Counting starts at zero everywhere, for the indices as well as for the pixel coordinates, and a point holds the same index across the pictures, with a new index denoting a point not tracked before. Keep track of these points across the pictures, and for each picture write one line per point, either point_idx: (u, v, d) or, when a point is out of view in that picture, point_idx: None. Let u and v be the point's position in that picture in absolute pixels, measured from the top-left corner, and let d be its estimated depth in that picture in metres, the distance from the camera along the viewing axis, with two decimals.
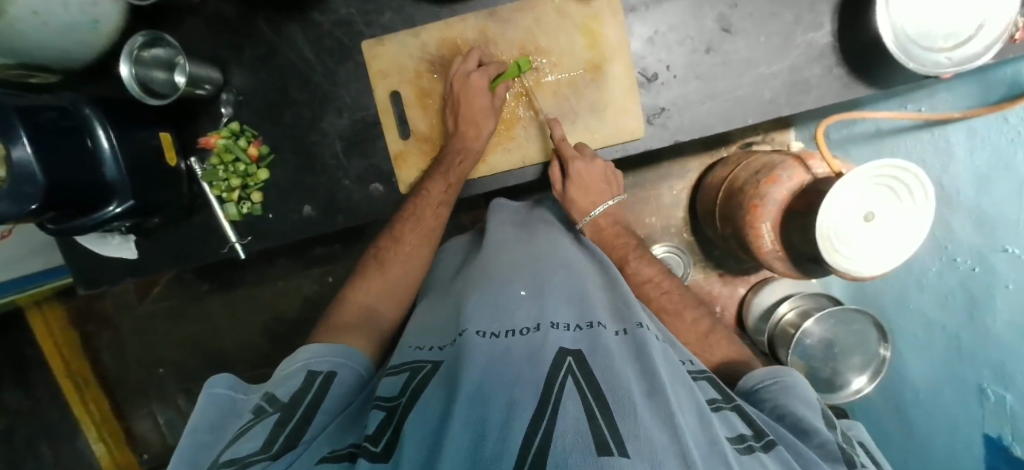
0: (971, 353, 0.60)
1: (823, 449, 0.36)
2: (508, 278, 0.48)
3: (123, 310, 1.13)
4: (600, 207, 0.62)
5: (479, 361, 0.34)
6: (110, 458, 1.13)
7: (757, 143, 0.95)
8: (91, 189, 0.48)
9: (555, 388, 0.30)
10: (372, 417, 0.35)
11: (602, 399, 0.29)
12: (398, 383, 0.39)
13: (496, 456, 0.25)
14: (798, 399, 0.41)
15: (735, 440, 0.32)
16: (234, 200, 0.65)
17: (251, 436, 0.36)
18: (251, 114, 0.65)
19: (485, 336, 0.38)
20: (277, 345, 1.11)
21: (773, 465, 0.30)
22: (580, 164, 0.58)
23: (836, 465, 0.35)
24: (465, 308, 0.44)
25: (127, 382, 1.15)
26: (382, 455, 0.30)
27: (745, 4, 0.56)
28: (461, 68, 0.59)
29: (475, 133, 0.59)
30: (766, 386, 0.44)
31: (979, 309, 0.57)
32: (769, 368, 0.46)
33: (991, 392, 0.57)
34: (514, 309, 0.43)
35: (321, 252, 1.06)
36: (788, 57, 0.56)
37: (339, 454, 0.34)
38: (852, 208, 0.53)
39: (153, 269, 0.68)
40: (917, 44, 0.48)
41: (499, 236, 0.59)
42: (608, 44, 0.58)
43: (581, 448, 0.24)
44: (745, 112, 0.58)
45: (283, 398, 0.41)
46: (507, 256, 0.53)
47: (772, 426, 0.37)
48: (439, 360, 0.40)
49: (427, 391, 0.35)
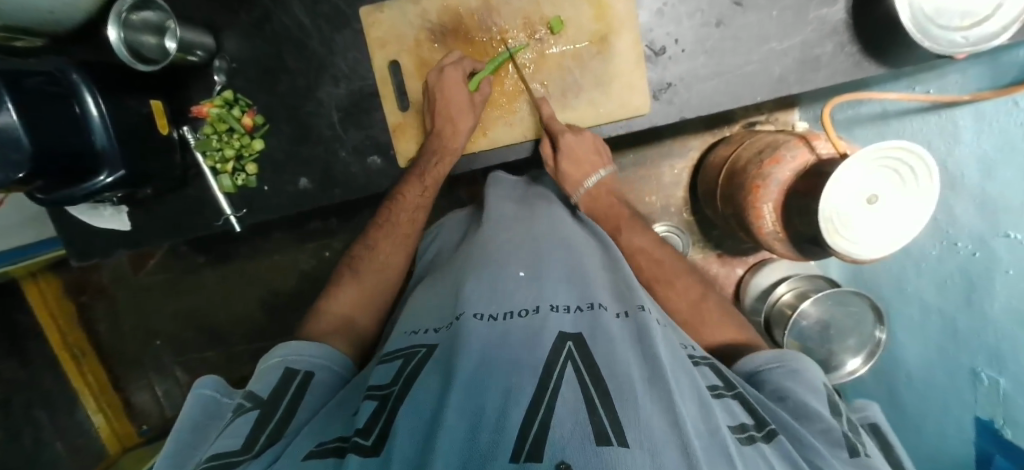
0: (965, 338, 0.61)
1: (828, 433, 0.37)
2: (506, 258, 0.48)
3: (120, 281, 1.13)
4: (591, 179, 0.61)
5: (477, 346, 0.34)
6: (110, 429, 1.14)
7: (761, 123, 0.94)
8: (79, 156, 0.47)
9: (555, 375, 0.31)
10: (365, 407, 0.35)
11: (602, 385, 0.30)
12: (391, 370, 0.39)
13: (494, 443, 0.25)
14: (801, 382, 0.42)
15: (737, 430, 0.32)
16: (228, 171, 0.63)
17: (230, 434, 0.37)
18: (246, 83, 0.63)
19: (483, 320, 0.38)
20: (273, 319, 1.12)
21: (774, 458, 0.30)
22: (570, 137, 0.57)
23: (840, 449, 0.36)
24: (463, 289, 0.44)
25: (125, 354, 1.16)
26: (372, 448, 0.30)
27: None
28: (439, 70, 0.58)
29: (451, 131, 0.58)
30: (769, 368, 0.45)
31: (976, 296, 0.58)
32: (774, 352, 0.46)
33: (985, 376, 0.58)
34: (512, 290, 0.43)
35: (317, 226, 1.05)
36: (799, 32, 0.55)
37: (326, 448, 0.33)
38: (854, 191, 0.53)
39: (146, 241, 0.67)
40: (934, 23, 0.46)
41: (496, 213, 0.59)
42: (615, 16, 0.57)
43: (580, 438, 0.25)
44: (753, 90, 0.57)
45: (265, 395, 0.42)
46: (506, 235, 0.53)
47: (774, 415, 0.37)
48: (433, 345, 0.40)
49: (421, 377, 0.35)
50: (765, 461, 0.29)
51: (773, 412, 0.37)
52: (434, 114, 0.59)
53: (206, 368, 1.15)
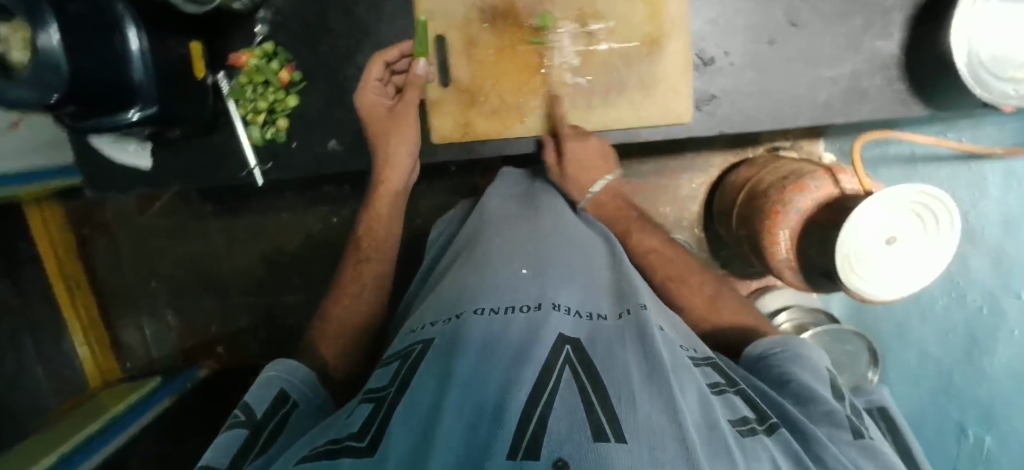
0: (959, 392, 0.68)
1: (828, 417, 0.37)
2: (508, 258, 0.48)
3: (124, 220, 1.13)
4: (599, 184, 0.60)
5: (473, 350, 0.34)
6: (93, 362, 1.14)
7: (785, 149, 0.94)
8: (114, 88, 0.46)
9: (553, 375, 0.31)
10: (360, 411, 0.34)
11: (599, 384, 0.30)
12: (389, 373, 0.39)
13: (490, 439, 0.25)
14: (806, 366, 0.42)
15: (738, 422, 0.32)
16: (258, 123, 0.63)
17: (220, 448, 0.37)
18: (287, 37, 0.62)
19: (483, 315, 0.39)
20: (272, 278, 1.12)
21: (774, 447, 0.31)
22: (574, 141, 0.58)
23: (840, 432, 0.36)
24: (465, 290, 0.44)
25: (121, 291, 1.16)
26: (367, 450, 0.29)
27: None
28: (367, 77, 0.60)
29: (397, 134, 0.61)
30: (773, 353, 0.45)
31: (977, 351, 0.66)
32: (776, 338, 0.47)
33: (970, 432, 0.67)
34: (514, 289, 0.42)
35: (329, 191, 1.05)
36: (849, 62, 0.55)
37: (317, 452, 0.31)
38: (876, 233, 0.53)
39: (165, 181, 0.66)
40: (989, 71, 0.45)
41: (495, 212, 0.59)
42: (669, 18, 0.56)
43: (577, 436, 0.25)
44: (797, 113, 0.57)
45: (258, 411, 0.41)
46: (508, 234, 0.52)
47: (776, 405, 0.37)
48: (429, 340, 0.39)
49: (419, 376, 0.34)
50: (767, 454, 0.29)
51: (775, 403, 0.38)
52: (392, 115, 0.61)
53: (200, 317, 1.16)
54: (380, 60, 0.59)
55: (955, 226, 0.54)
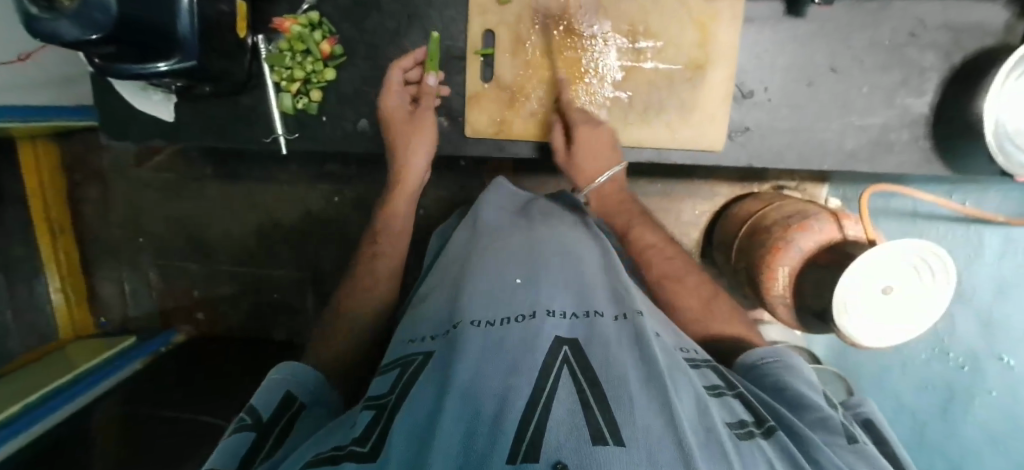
0: (931, 445, 0.73)
1: (822, 422, 0.37)
2: (504, 265, 0.47)
3: (118, 170, 1.10)
4: (606, 174, 0.60)
5: (472, 357, 0.34)
6: (67, 312, 1.10)
7: (789, 189, 0.96)
8: (155, 36, 0.45)
9: (551, 377, 0.31)
10: (361, 418, 0.34)
11: (598, 387, 0.30)
12: (388, 381, 0.38)
13: (488, 448, 0.25)
14: (798, 376, 0.43)
15: (736, 425, 0.32)
16: (291, 91, 0.62)
17: (226, 448, 0.36)
18: (333, 9, 0.61)
19: (479, 327, 0.38)
20: (264, 249, 1.10)
21: (771, 450, 0.31)
22: (584, 128, 0.58)
23: (834, 437, 0.35)
24: (459, 300, 0.43)
25: (105, 241, 1.14)
26: (370, 454, 0.29)
27: (859, 49, 0.56)
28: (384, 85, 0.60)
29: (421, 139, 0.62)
30: (765, 363, 0.45)
31: (953, 408, 0.70)
32: (768, 348, 0.48)
33: None
34: (511, 297, 0.42)
35: (333, 169, 1.04)
36: (881, 113, 0.57)
37: (321, 457, 0.31)
38: (876, 284, 0.54)
39: (183, 137, 0.66)
40: (1015, 142, 0.47)
41: (491, 220, 0.59)
42: (716, 47, 0.57)
43: (575, 436, 0.25)
44: (823, 157, 0.59)
45: (265, 413, 0.40)
46: (506, 242, 0.52)
47: (773, 408, 0.37)
48: (430, 352, 0.39)
49: (418, 385, 0.34)
50: (763, 455, 0.29)
51: (773, 407, 0.37)
52: (407, 122, 0.61)
53: (185, 279, 1.13)
54: (399, 68, 0.60)
55: (952, 279, 0.55)
